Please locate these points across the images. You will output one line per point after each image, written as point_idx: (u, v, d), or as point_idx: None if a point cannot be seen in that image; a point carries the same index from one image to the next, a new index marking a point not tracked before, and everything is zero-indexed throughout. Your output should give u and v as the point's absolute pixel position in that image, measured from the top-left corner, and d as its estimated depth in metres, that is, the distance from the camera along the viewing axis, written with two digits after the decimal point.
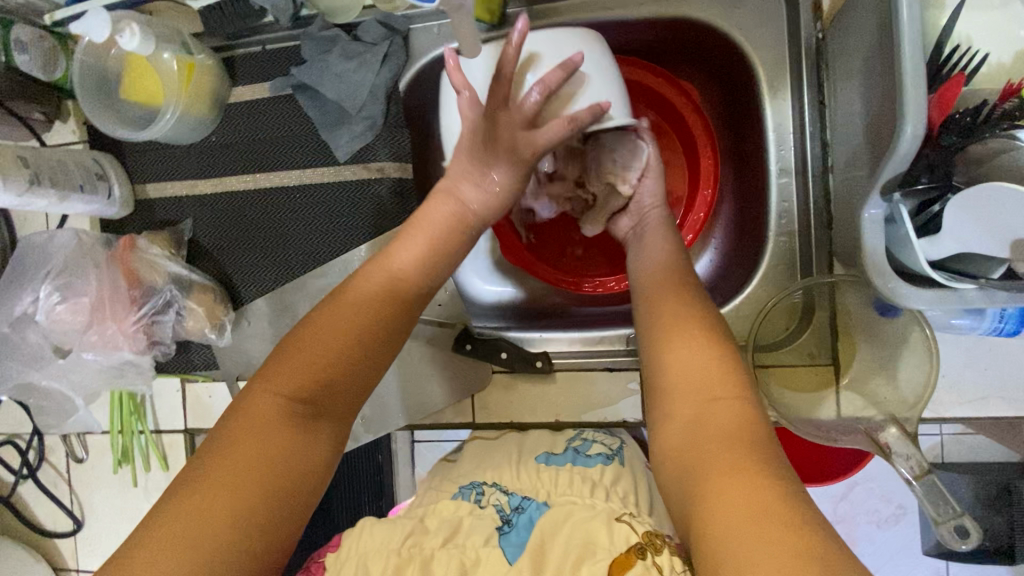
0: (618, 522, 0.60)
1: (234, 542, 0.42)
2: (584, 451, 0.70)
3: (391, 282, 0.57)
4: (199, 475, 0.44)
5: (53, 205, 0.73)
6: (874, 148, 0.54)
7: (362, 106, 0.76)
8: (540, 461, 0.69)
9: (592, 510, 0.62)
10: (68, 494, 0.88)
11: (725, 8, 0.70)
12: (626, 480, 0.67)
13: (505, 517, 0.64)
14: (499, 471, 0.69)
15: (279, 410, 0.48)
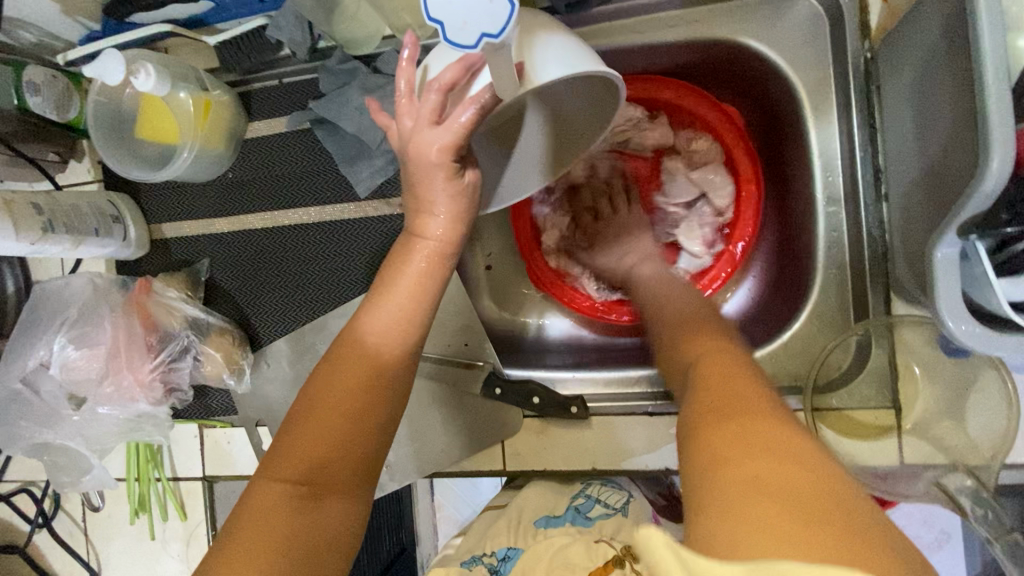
0: (598, 544, 0.62)
1: None
2: (584, 512, 0.67)
3: (400, 337, 0.49)
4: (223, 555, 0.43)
5: (67, 251, 0.70)
6: (944, 178, 0.50)
7: (383, 139, 0.73)
8: (539, 525, 0.67)
9: (572, 538, 0.64)
10: (84, 544, 0.85)
11: (763, 29, 0.67)
12: (630, 531, 0.64)
13: (492, 568, 0.65)
14: (491, 535, 0.68)
15: (290, 490, 0.45)
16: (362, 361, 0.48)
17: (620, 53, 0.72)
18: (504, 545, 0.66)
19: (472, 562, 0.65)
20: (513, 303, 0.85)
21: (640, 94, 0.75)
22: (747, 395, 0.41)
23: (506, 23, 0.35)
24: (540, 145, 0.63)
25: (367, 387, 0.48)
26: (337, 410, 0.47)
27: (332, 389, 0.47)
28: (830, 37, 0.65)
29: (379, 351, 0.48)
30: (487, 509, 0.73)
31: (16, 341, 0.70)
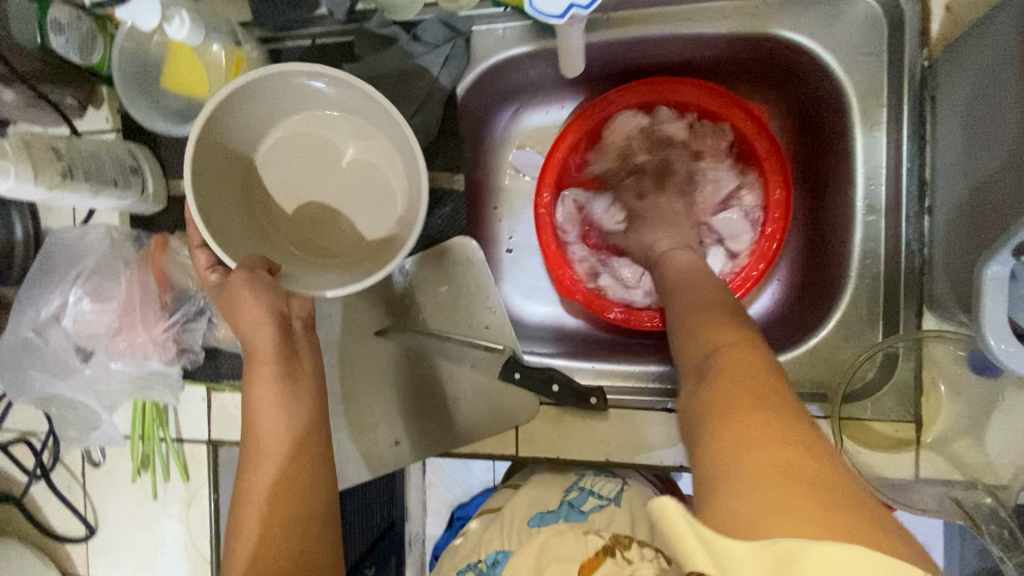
0: (588, 535, 0.58)
1: None
2: (578, 506, 0.64)
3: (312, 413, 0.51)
4: None
5: (84, 200, 0.68)
6: (1003, 196, 0.49)
7: (417, 111, 0.71)
8: (531, 523, 0.63)
9: (561, 530, 0.60)
10: (81, 498, 0.84)
11: (819, 28, 0.65)
12: (623, 519, 0.61)
13: (482, 573, 0.60)
14: (486, 539, 0.64)
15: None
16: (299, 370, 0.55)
17: (666, 41, 0.70)
18: (496, 547, 0.62)
19: (465, 571, 0.61)
20: (533, 289, 0.84)
21: (671, 92, 0.73)
22: (756, 385, 0.38)
23: None
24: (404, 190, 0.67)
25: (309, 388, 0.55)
26: (279, 430, 0.51)
27: (269, 399, 0.52)
28: (887, 44, 0.64)
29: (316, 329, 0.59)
30: (483, 513, 0.71)
31: (26, 289, 0.68)
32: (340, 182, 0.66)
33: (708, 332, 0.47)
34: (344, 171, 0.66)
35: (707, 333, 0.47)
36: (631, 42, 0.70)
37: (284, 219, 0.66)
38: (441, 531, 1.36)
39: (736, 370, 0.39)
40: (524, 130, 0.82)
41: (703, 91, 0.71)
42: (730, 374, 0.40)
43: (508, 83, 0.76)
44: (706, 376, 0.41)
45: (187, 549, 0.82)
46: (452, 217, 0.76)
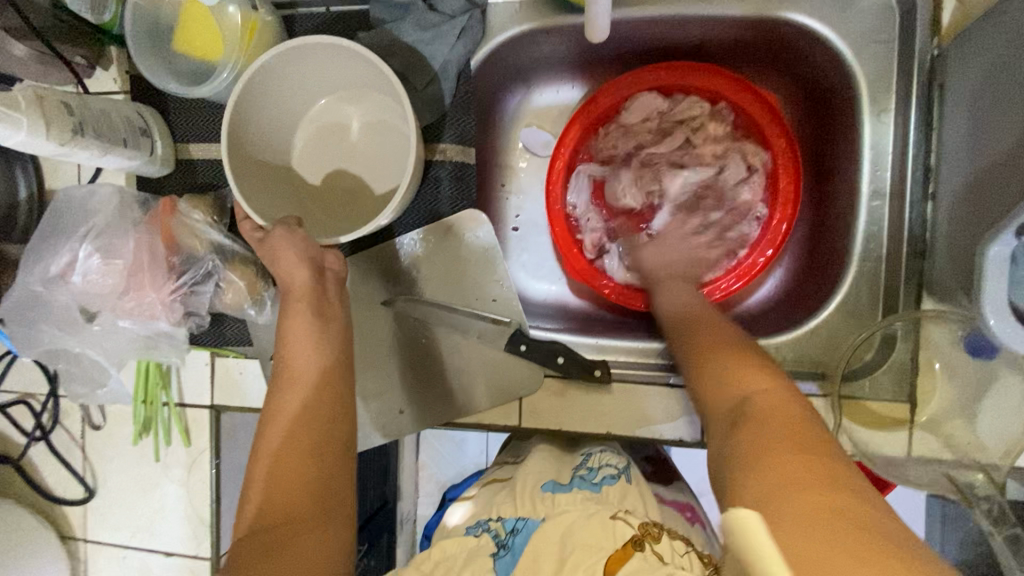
0: (616, 520, 0.57)
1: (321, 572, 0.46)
2: (590, 479, 0.65)
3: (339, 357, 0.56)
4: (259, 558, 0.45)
5: (94, 158, 0.68)
6: (1007, 179, 0.50)
7: (431, 81, 0.72)
8: (545, 489, 0.65)
9: (587, 512, 0.59)
10: (81, 461, 0.84)
11: (831, 14, 0.66)
12: (635, 497, 0.63)
13: (500, 541, 0.59)
14: (496, 502, 0.65)
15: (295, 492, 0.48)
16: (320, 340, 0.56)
17: (682, 22, 0.70)
18: (509, 513, 0.62)
19: (479, 530, 0.61)
20: (539, 268, 0.84)
21: (682, 78, 0.73)
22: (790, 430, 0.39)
23: None
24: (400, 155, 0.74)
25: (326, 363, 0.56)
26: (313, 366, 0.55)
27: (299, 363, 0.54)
28: (898, 32, 0.65)
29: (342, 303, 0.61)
30: (491, 479, 0.72)
31: (34, 246, 0.68)
32: (355, 147, 0.75)
33: (735, 379, 0.48)
34: (356, 134, 0.75)
35: (735, 379, 0.48)
36: (649, 21, 0.70)
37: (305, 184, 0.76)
38: (433, 510, 1.37)
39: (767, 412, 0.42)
40: (535, 108, 0.83)
41: (710, 73, 0.72)
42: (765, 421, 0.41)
43: (522, 59, 0.77)
44: (738, 424, 0.43)
45: (186, 513, 0.82)
46: (461, 189, 0.75)
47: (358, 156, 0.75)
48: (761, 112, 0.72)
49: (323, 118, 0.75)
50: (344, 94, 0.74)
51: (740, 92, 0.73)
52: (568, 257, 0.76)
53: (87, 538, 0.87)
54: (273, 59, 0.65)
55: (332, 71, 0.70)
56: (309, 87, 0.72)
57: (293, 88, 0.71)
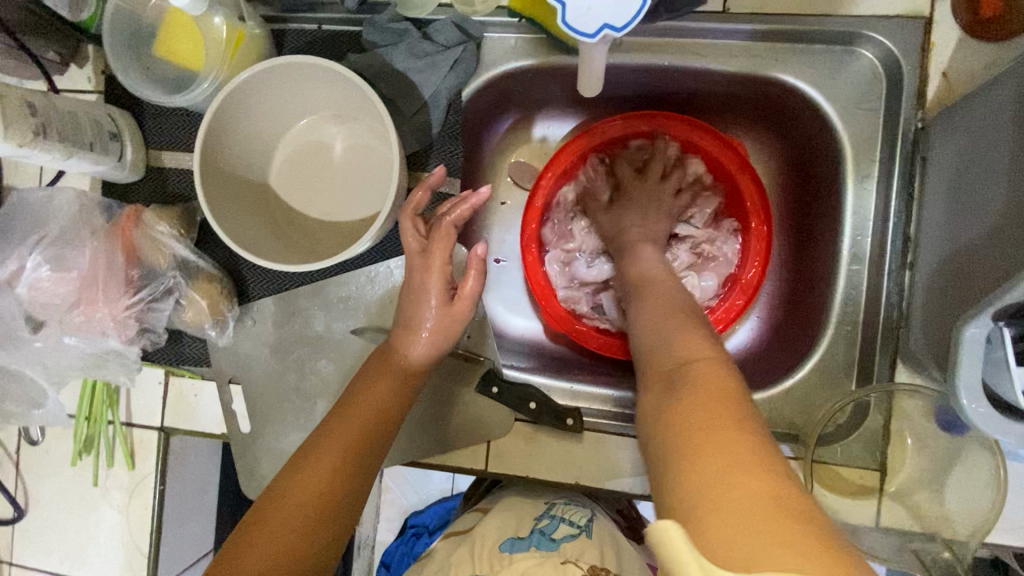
0: (566, 566, 0.57)
1: (311, 554, 0.49)
2: (549, 534, 0.63)
3: (403, 381, 0.59)
4: (276, 506, 0.49)
5: (54, 161, 0.64)
6: (982, 261, 0.50)
7: (419, 110, 0.70)
8: (503, 549, 0.61)
9: (538, 561, 0.58)
10: (12, 477, 0.79)
11: (821, 79, 0.67)
12: (594, 551, 0.61)
13: None
14: (452, 563, 0.62)
15: (337, 467, 0.52)
16: (317, 483, 0.51)
17: (674, 71, 0.70)
18: (467, 573, 0.59)
19: None
20: (517, 302, 0.82)
21: (654, 127, 0.74)
22: (724, 399, 0.36)
23: (629, 20, 0.45)
24: (385, 176, 0.72)
25: (347, 453, 0.53)
26: (388, 387, 0.58)
27: (384, 381, 0.59)
28: (885, 101, 0.66)
29: (355, 441, 0.54)
30: (449, 534, 0.70)
31: None
32: (338, 167, 0.73)
33: (679, 345, 0.45)
34: (338, 155, 0.73)
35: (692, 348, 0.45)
36: (642, 68, 0.70)
37: (281, 203, 0.74)
38: (392, 537, 1.32)
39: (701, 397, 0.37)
40: (524, 143, 0.82)
41: (682, 125, 0.73)
42: (701, 392, 0.38)
43: (513, 95, 0.76)
44: (677, 391, 0.39)
45: (123, 541, 0.77)
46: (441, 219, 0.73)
47: (341, 175, 0.73)
48: (732, 164, 0.73)
49: (304, 137, 0.73)
50: (329, 114, 0.72)
51: (713, 142, 0.73)
52: (540, 294, 0.76)
53: (11, 562, 0.80)
54: (256, 74, 0.62)
55: (316, 90, 0.68)
56: (293, 104, 0.70)
57: (277, 103, 0.68)
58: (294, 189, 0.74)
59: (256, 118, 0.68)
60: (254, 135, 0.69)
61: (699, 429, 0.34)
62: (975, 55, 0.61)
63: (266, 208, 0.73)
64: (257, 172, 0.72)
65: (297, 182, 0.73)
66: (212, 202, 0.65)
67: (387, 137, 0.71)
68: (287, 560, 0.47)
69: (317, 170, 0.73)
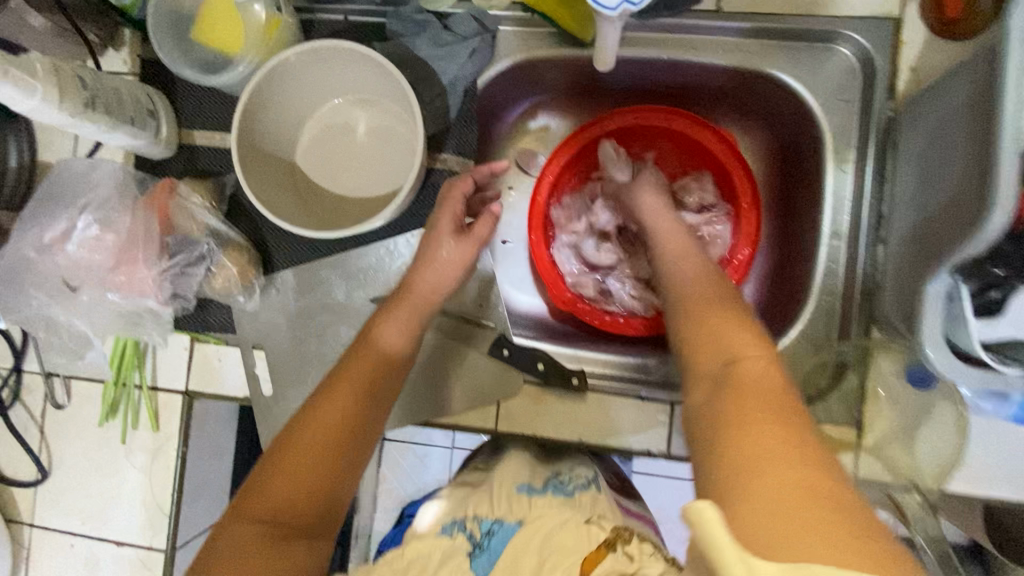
0: (589, 525, 0.59)
1: (327, 485, 0.51)
2: (563, 487, 0.69)
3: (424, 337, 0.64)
4: (295, 438, 0.51)
5: (99, 133, 0.69)
6: (945, 226, 0.57)
7: (438, 95, 0.76)
8: (520, 492, 0.67)
9: (561, 517, 0.61)
10: (38, 440, 0.82)
11: (804, 73, 0.74)
12: (604, 502, 0.66)
13: (475, 541, 0.61)
14: (473, 502, 0.68)
15: (353, 402, 0.54)
16: (337, 420, 0.53)
17: (672, 64, 0.77)
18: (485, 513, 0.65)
19: (456, 529, 0.63)
20: (524, 280, 0.88)
21: (652, 119, 0.81)
22: (767, 414, 0.41)
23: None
24: (406, 155, 0.78)
25: (361, 390, 0.55)
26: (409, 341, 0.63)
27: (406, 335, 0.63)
28: (860, 93, 0.73)
29: (372, 380, 0.56)
30: (461, 484, 0.74)
31: (37, 209, 0.69)
32: (360, 147, 0.79)
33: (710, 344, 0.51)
34: (361, 136, 0.79)
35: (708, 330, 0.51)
36: (642, 61, 0.77)
37: (308, 180, 0.79)
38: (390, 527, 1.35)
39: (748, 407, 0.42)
40: (532, 131, 0.88)
41: (677, 117, 0.79)
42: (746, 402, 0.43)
43: (523, 85, 0.82)
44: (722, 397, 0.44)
45: (145, 501, 0.80)
46: None
47: (363, 155, 0.79)
48: (723, 152, 0.80)
49: (329, 119, 0.79)
50: (353, 98, 0.78)
51: (707, 134, 0.80)
52: (546, 275, 0.82)
53: (33, 524, 0.83)
54: (292, 55, 0.68)
55: (343, 74, 0.74)
56: (321, 88, 0.75)
57: (308, 86, 0.74)
58: (319, 169, 0.79)
59: (287, 98, 0.73)
60: (285, 114, 0.75)
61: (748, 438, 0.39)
62: (939, 53, 0.69)
63: (293, 185, 0.78)
64: (286, 152, 0.77)
65: (322, 161, 0.79)
66: (250, 176, 0.71)
67: (408, 119, 0.76)
68: (306, 488, 0.50)
69: (341, 150, 0.79)
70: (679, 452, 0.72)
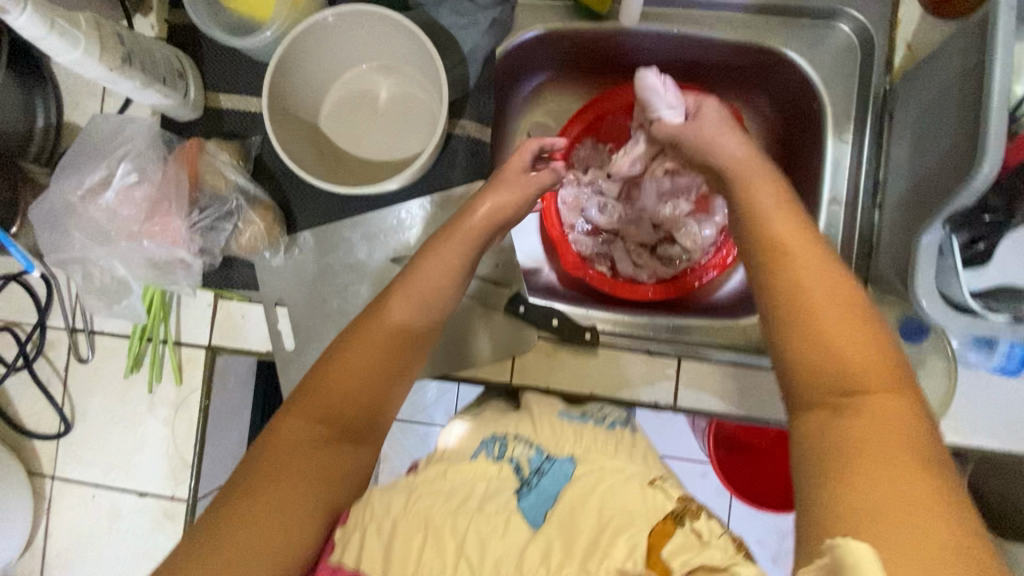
0: (651, 487, 0.55)
1: (349, 422, 0.54)
2: (602, 420, 0.69)
3: None
4: (325, 374, 0.54)
5: (134, 90, 0.71)
6: (938, 185, 0.61)
7: (459, 63, 0.80)
8: (561, 416, 0.68)
9: (623, 474, 0.57)
10: (61, 393, 0.84)
11: (806, 49, 0.78)
12: (641, 442, 0.67)
13: (523, 479, 0.59)
14: (513, 422, 0.67)
15: (380, 346, 0.56)
16: (355, 375, 0.54)
17: (682, 39, 0.81)
18: (527, 435, 0.64)
19: (499, 447, 0.62)
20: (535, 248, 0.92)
21: None
22: (913, 437, 0.40)
23: None
24: (427, 120, 0.81)
25: (390, 337, 0.57)
26: None
27: None
28: (859, 69, 0.77)
29: (390, 336, 0.57)
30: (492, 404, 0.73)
31: (76, 158, 0.72)
32: (382, 112, 0.82)
33: (832, 312, 0.46)
34: (383, 102, 0.82)
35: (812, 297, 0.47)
36: (654, 35, 0.81)
37: (330, 144, 0.82)
38: None
39: (886, 425, 0.40)
40: (546, 103, 0.92)
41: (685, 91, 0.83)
42: (881, 416, 0.41)
43: (539, 57, 0.86)
44: (849, 404, 0.43)
45: (167, 453, 0.83)
46: (474, 161, 0.82)
47: (384, 121, 0.82)
48: None
49: (352, 85, 0.82)
50: (376, 65, 0.81)
51: None
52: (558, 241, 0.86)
53: (55, 476, 0.85)
54: (323, 18, 0.71)
55: (368, 39, 0.77)
56: (346, 54, 0.78)
57: (334, 52, 0.77)
58: (341, 133, 0.82)
59: (314, 62, 0.76)
60: (311, 78, 0.77)
61: (884, 461, 0.39)
62: (932, 31, 0.73)
63: (317, 148, 0.81)
64: (310, 115, 0.80)
65: (344, 126, 0.82)
66: (279, 136, 0.74)
67: (429, 85, 0.79)
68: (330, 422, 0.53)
69: (364, 115, 0.82)
70: (685, 405, 0.75)
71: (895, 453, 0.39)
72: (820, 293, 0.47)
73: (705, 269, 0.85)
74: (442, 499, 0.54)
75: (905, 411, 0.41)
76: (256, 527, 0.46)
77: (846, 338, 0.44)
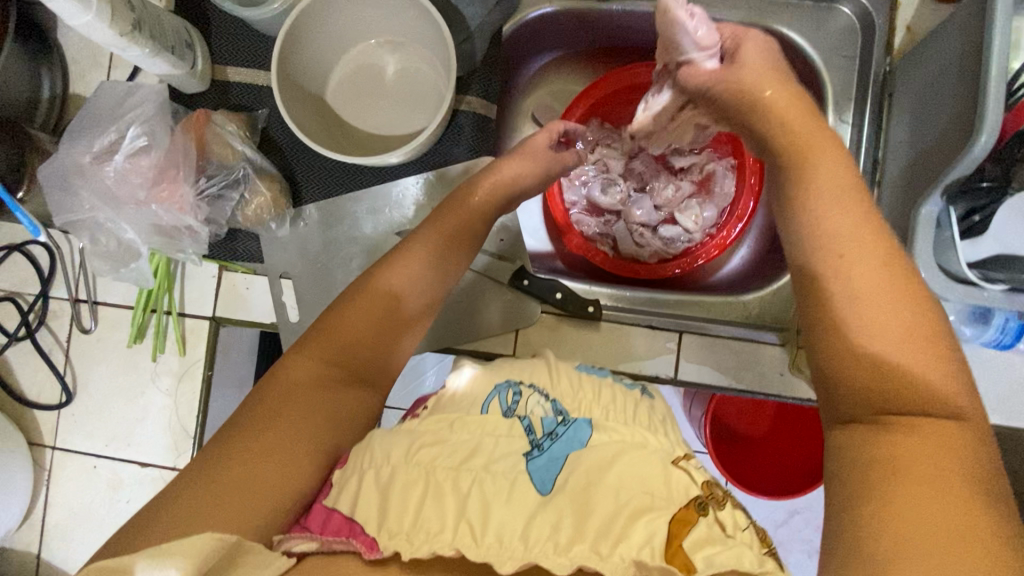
0: (675, 467, 0.53)
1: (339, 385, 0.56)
2: (623, 380, 0.69)
3: None
4: (318, 336, 0.56)
5: (142, 58, 0.71)
6: (937, 157, 0.63)
7: (466, 39, 0.80)
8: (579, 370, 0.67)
9: (646, 451, 0.55)
10: (63, 363, 0.84)
11: (808, 30, 0.80)
12: (657, 412, 0.65)
13: (535, 440, 0.56)
14: (528, 369, 0.64)
15: (374, 312, 0.57)
16: (347, 338, 0.56)
17: None
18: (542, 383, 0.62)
19: (514, 396, 0.60)
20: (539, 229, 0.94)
21: None
22: (957, 446, 0.39)
23: None
24: (433, 95, 0.81)
25: (384, 307, 0.58)
26: None
27: None
28: (860, 50, 0.79)
29: (388, 301, 0.58)
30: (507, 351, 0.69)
31: (86, 123, 0.73)
32: (389, 87, 0.82)
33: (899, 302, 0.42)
34: (390, 77, 0.82)
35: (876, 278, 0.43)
36: None
37: (337, 118, 0.82)
38: None
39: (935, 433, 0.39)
40: (550, 83, 0.93)
41: None
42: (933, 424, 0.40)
43: (545, 37, 0.87)
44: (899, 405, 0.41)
45: (170, 424, 0.83)
46: (480, 137, 0.83)
47: (391, 96, 0.83)
48: None
49: (359, 60, 0.82)
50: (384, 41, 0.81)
51: None
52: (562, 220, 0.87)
53: (55, 447, 0.85)
54: None
55: (377, 14, 0.77)
56: (354, 28, 0.79)
57: (342, 26, 0.78)
58: (348, 108, 0.82)
59: (323, 34, 0.77)
60: (320, 50, 0.78)
61: (921, 465, 0.38)
62: (931, 13, 0.75)
63: (323, 121, 0.81)
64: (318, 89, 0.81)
65: (351, 101, 0.82)
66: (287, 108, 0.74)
67: (436, 60, 0.80)
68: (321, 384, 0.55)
69: (371, 90, 0.82)
70: (686, 378, 0.76)
71: (934, 458, 0.38)
72: (885, 297, 0.42)
73: (705, 249, 0.85)
74: (446, 450, 0.54)
75: (961, 430, 0.40)
76: (248, 479, 0.47)
77: (907, 354, 0.41)
